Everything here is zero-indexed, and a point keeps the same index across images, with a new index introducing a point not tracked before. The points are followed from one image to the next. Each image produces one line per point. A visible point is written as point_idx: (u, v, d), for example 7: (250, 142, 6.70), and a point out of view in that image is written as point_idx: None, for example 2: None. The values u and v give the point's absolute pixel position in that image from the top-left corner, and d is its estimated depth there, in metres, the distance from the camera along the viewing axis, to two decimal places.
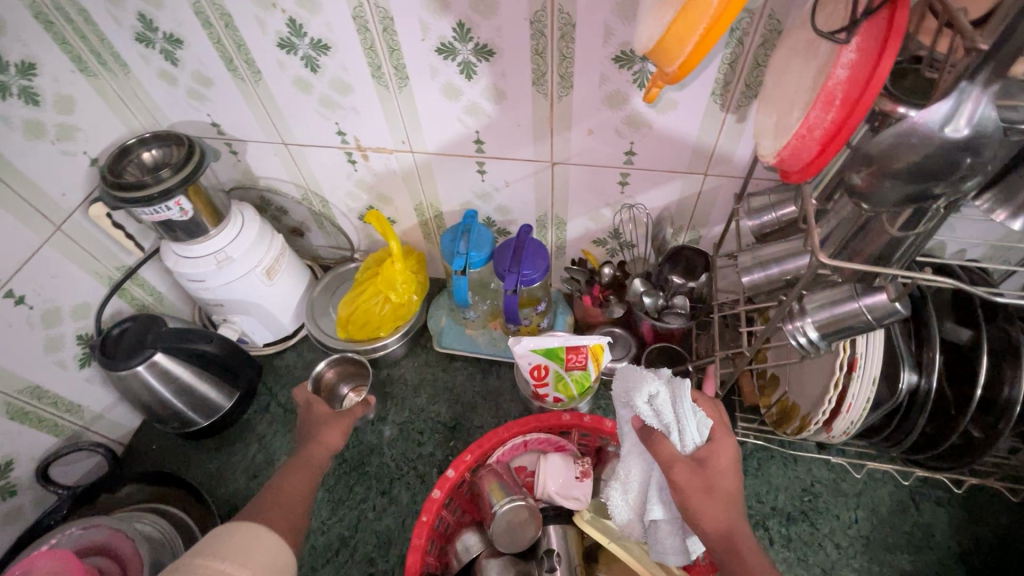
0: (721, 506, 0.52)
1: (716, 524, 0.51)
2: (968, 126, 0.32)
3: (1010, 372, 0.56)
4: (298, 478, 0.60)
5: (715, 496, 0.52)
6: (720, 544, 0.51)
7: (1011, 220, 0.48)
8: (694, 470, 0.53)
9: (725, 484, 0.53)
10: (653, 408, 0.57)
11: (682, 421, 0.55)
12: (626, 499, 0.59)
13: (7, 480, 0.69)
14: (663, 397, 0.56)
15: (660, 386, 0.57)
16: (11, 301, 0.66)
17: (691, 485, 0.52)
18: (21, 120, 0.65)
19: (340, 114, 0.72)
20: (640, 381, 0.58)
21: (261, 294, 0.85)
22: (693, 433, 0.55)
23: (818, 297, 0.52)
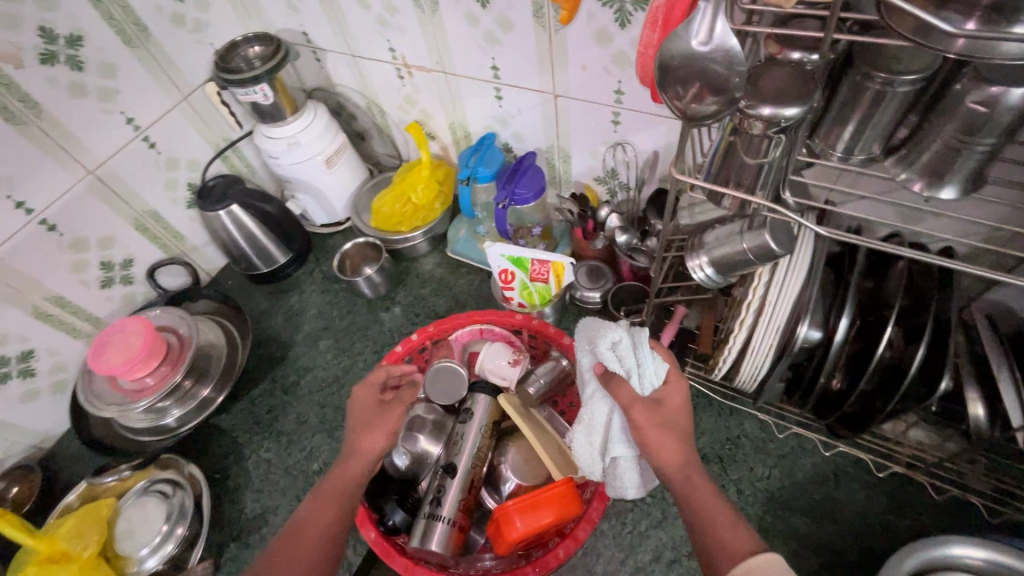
0: (674, 441, 0.57)
1: (672, 457, 0.57)
2: (703, 46, 0.41)
3: (920, 348, 0.56)
4: (328, 495, 0.63)
5: (668, 430, 0.58)
6: (677, 478, 0.56)
7: (916, 183, 0.49)
8: (649, 408, 0.58)
9: (677, 420, 0.59)
10: (615, 353, 0.60)
11: (641, 366, 0.59)
12: (589, 443, 0.63)
13: (129, 272, 0.96)
14: (624, 343, 0.60)
15: (623, 332, 0.60)
16: (146, 144, 0.92)
17: (648, 421, 0.57)
18: (169, 11, 0.89)
19: (391, 32, 0.87)
20: (602, 331, 0.61)
21: (320, 178, 1.05)
22: (650, 375, 0.60)
23: (714, 233, 0.57)
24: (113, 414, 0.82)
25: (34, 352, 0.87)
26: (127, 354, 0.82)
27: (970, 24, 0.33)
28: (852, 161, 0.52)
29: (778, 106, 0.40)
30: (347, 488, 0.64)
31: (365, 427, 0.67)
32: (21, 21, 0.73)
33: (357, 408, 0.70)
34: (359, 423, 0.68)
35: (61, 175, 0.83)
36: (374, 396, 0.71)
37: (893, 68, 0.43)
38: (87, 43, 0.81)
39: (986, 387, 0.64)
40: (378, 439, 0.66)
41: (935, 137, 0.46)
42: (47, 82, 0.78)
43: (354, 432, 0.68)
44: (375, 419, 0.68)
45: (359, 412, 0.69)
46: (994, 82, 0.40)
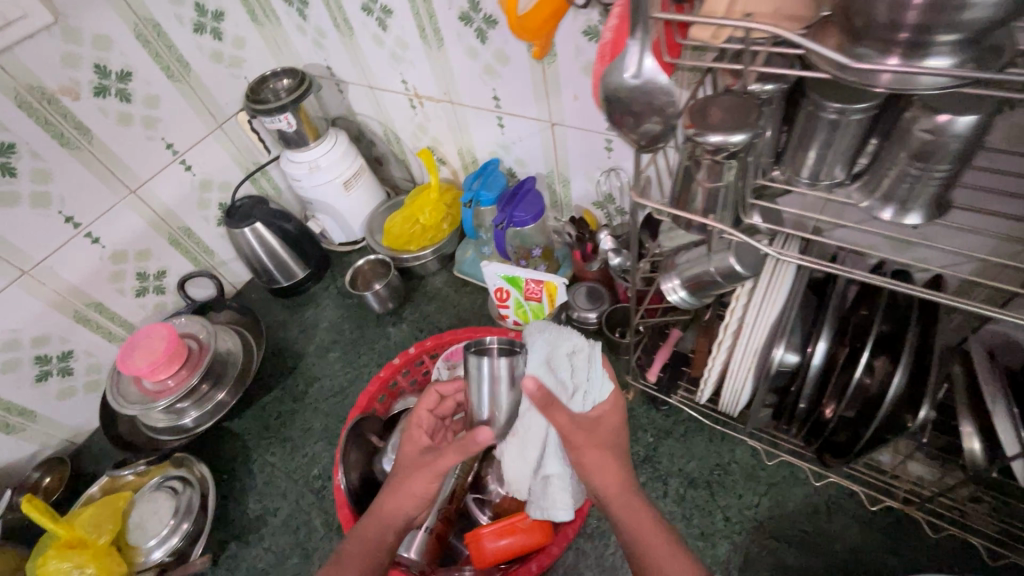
0: (612, 465, 0.58)
1: (611, 479, 0.58)
2: (635, 80, 0.41)
3: (898, 374, 0.55)
4: (357, 539, 0.59)
5: (606, 454, 0.58)
6: (616, 501, 0.57)
7: (883, 209, 0.49)
8: (587, 430, 0.58)
9: (613, 441, 0.60)
10: (570, 364, 0.57)
11: (588, 383, 0.58)
12: (523, 458, 0.59)
13: (162, 283, 1.05)
14: (581, 356, 0.58)
15: (581, 343, 0.58)
16: (183, 166, 1.01)
17: (587, 443, 0.57)
18: (209, 50, 0.99)
19: (403, 66, 0.94)
20: (560, 341, 0.57)
21: (339, 200, 1.12)
22: (594, 392, 0.58)
23: (685, 257, 0.59)
24: (135, 412, 0.89)
25: (73, 353, 0.95)
26: (151, 357, 0.89)
27: (892, 59, 0.34)
28: (819, 186, 0.52)
29: (724, 133, 0.42)
30: (375, 534, 0.59)
31: (401, 477, 0.60)
32: (80, 60, 0.83)
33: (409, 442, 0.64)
34: (398, 472, 0.61)
35: (107, 194, 0.92)
36: (420, 442, 0.63)
37: (847, 98, 0.44)
38: (135, 78, 0.91)
39: (982, 421, 0.61)
40: (406, 502, 0.59)
41: (892, 165, 0.47)
42: (99, 112, 0.88)
43: (395, 476, 0.62)
44: (413, 469, 0.60)
45: (406, 449, 0.64)
46: (941, 111, 0.41)
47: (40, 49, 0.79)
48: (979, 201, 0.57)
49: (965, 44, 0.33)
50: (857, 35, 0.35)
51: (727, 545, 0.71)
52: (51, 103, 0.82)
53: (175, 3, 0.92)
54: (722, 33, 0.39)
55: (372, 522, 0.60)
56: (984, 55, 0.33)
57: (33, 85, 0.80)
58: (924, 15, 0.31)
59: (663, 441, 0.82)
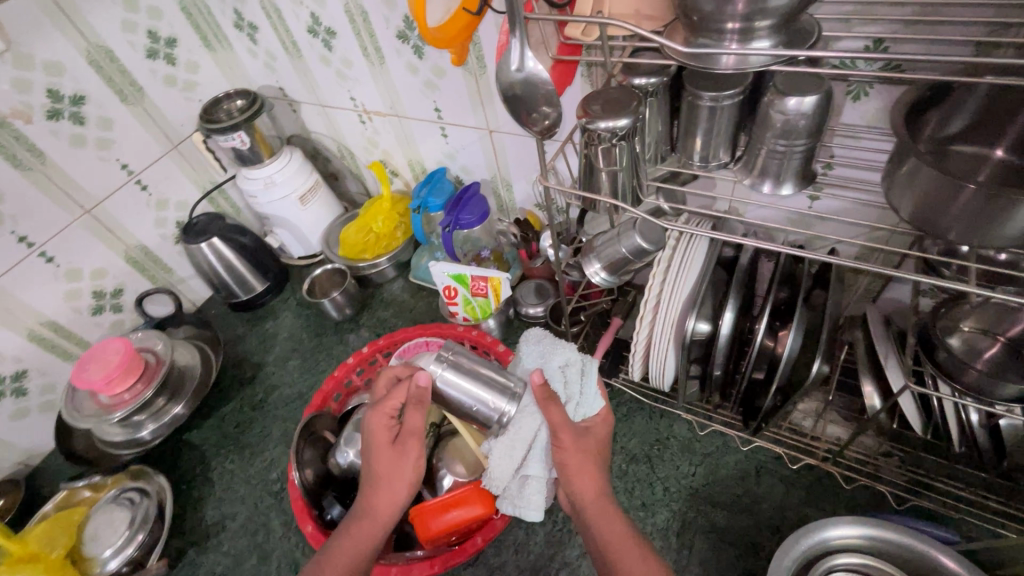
0: (592, 472, 0.62)
1: (590, 486, 0.61)
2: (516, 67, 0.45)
3: (792, 337, 0.62)
4: (358, 540, 0.61)
5: (589, 460, 0.62)
6: (593, 507, 0.61)
7: (762, 183, 0.56)
8: (573, 432, 0.62)
9: (596, 450, 0.64)
10: (564, 375, 0.65)
11: (581, 394, 0.66)
12: (510, 455, 0.62)
13: (119, 301, 1.07)
14: (574, 368, 0.66)
15: (575, 357, 0.67)
16: (139, 186, 1.05)
17: (574, 447, 0.61)
18: (162, 74, 1.03)
19: (350, 84, 0.99)
20: (557, 350, 0.66)
21: (295, 214, 1.16)
22: (586, 404, 0.66)
23: (602, 239, 0.64)
24: (90, 426, 0.90)
25: (27, 373, 0.96)
26: (105, 369, 0.90)
27: (729, 45, 0.40)
28: (710, 167, 0.59)
29: (611, 119, 0.48)
30: (378, 530, 0.62)
31: (386, 470, 0.62)
32: (33, 85, 0.86)
33: (379, 435, 0.63)
34: (379, 468, 0.62)
35: (61, 214, 0.94)
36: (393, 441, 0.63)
37: (715, 86, 0.51)
38: (88, 102, 0.94)
39: (878, 376, 0.67)
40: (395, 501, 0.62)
41: (761, 144, 0.53)
42: (52, 134, 0.90)
43: (375, 472, 0.62)
44: (395, 467, 0.62)
45: (378, 443, 0.63)
46: (789, 94, 0.48)
47: None
48: (854, 178, 0.64)
49: (783, 30, 0.39)
50: (701, 29, 0.42)
51: (665, 512, 0.76)
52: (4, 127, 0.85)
53: (126, 30, 0.96)
54: (592, 31, 0.51)
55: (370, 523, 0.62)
56: (800, 41, 0.40)
57: None
58: (746, 8, 0.37)
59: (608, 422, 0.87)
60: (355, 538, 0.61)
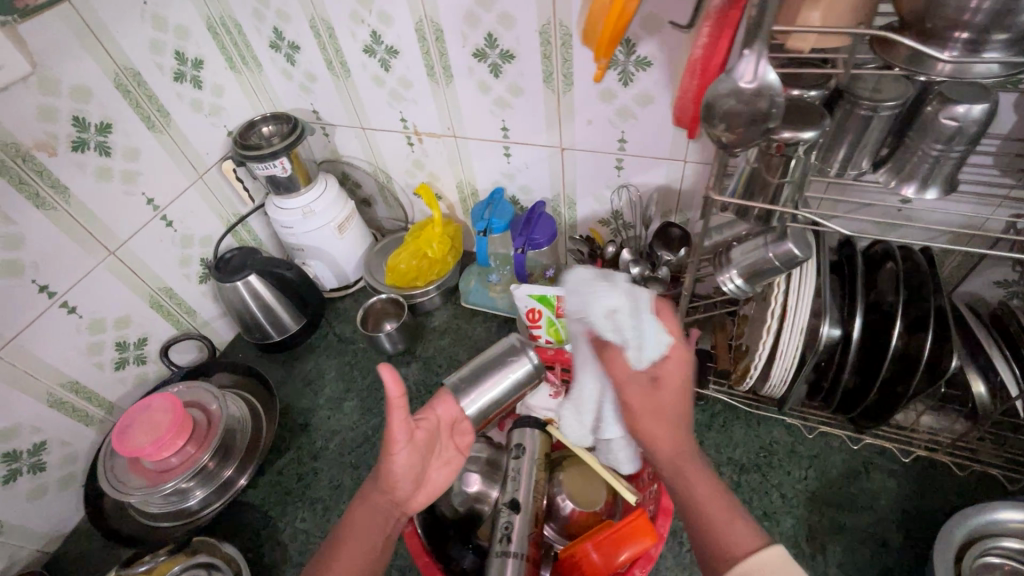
0: (668, 428, 0.58)
1: (666, 444, 0.58)
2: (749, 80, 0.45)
3: (927, 335, 0.64)
4: (358, 526, 0.57)
5: (662, 418, 0.59)
6: (668, 466, 0.58)
7: (908, 187, 0.58)
8: (642, 388, 0.60)
9: (672, 404, 0.59)
10: (611, 321, 0.61)
11: (640, 336, 0.59)
12: (580, 416, 0.70)
13: (142, 351, 0.94)
14: (623, 311, 0.60)
15: (620, 301, 0.61)
16: (164, 222, 0.94)
17: (643, 405, 0.60)
18: (189, 98, 0.94)
19: (404, 104, 0.95)
20: (597, 298, 0.61)
21: (332, 243, 1.08)
22: (646, 346, 0.59)
23: (742, 250, 0.63)
24: (138, 499, 0.78)
25: (46, 445, 0.82)
26: (154, 433, 0.80)
27: (956, 53, 0.42)
28: (846, 176, 0.61)
29: (796, 130, 0.49)
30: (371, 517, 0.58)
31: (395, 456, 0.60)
32: (58, 113, 0.76)
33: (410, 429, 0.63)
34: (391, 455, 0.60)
35: (84, 257, 0.83)
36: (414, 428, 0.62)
37: (877, 97, 0.53)
38: (115, 130, 0.84)
39: (983, 365, 0.72)
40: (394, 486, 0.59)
41: (916, 151, 0.56)
42: (77, 167, 0.80)
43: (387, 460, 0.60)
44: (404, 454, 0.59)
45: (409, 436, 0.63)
46: (959, 102, 0.50)
47: (13, 101, 0.71)
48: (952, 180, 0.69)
49: (1011, 42, 0.41)
50: (924, 38, 0.43)
51: (791, 519, 0.76)
52: (27, 160, 0.73)
53: (154, 52, 0.87)
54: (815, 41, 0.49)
55: (365, 508, 0.59)
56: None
57: (6, 141, 0.71)
58: (988, 16, 0.39)
59: (707, 434, 0.86)
60: (352, 523, 0.57)
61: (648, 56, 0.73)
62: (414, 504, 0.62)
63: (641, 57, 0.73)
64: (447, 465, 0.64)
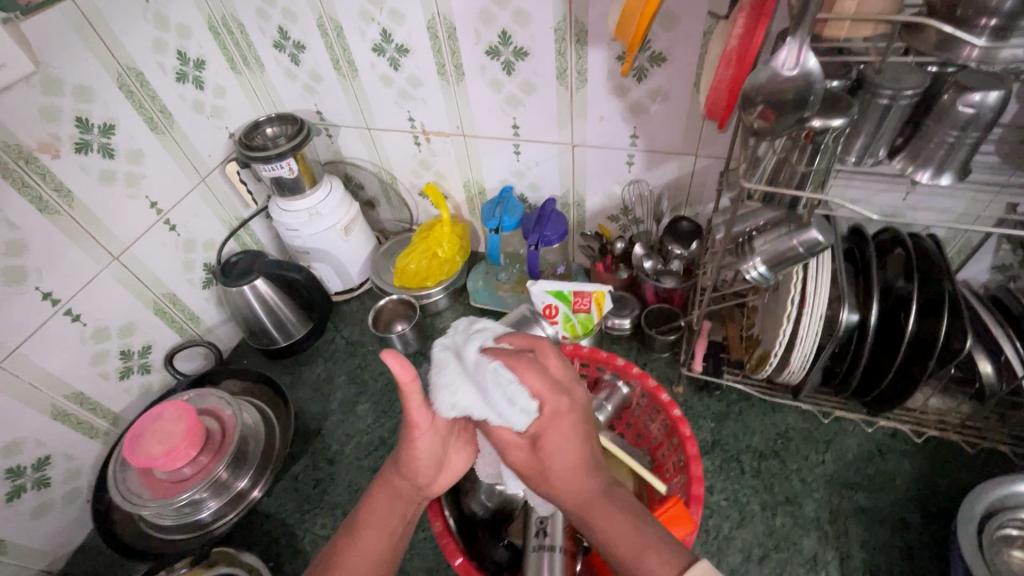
0: (564, 480, 0.51)
1: (568, 494, 0.52)
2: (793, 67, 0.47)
3: (942, 317, 0.67)
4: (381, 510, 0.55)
5: (554, 472, 0.52)
6: (576, 517, 0.52)
7: (923, 173, 0.60)
8: (523, 445, 0.53)
9: (559, 456, 0.51)
10: (459, 398, 0.51)
11: (499, 403, 0.50)
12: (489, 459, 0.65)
13: (147, 360, 0.91)
14: (473, 382, 0.51)
15: (462, 379, 0.51)
16: (167, 226, 0.91)
17: (527, 464, 0.53)
18: (191, 99, 0.92)
19: (412, 103, 0.95)
20: (438, 382, 0.52)
21: (339, 246, 1.07)
22: (509, 412, 0.50)
23: (765, 237, 0.64)
24: (152, 511, 0.76)
25: (51, 459, 0.79)
26: (168, 442, 0.77)
27: (983, 40, 0.44)
28: (863, 164, 0.63)
29: (826, 118, 0.51)
30: (394, 501, 0.56)
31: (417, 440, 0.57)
32: (61, 113, 0.73)
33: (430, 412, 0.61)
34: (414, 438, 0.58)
35: (88, 263, 0.80)
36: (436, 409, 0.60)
37: (897, 86, 0.55)
38: (118, 131, 0.81)
39: (990, 346, 0.75)
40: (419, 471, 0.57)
41: (932, 138, 0.58)
42: (81, 170, 0.77)
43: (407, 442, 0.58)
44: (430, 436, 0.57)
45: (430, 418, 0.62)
46: (975, 91, 0.53)
47: (16, 101, 0.68)
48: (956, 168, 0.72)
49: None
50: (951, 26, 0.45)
51: (812, 503, 0.77)
52: (30, 163, 0.71)
53: (157, 51, 0.85)
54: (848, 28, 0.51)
55: (385, 492, 0.57)
56: None
57: (9, 142, 0.68)
58: (1018, 5, 0.42)
59: (724, 423, 0.87)
60: (373, 507, 0.56)
61: (662, 52, 0.74)
62: (436, 488, 0.60)
63: (655, 52, 0.74)
64: (467, 448, 0.62)
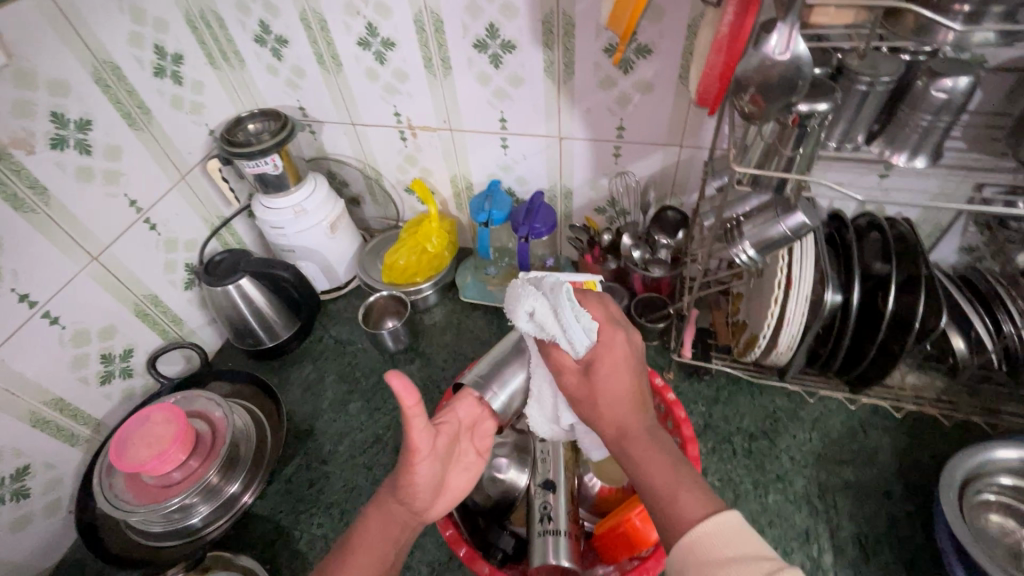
0: (609, 406, 0.56)
1: (608, 423, 0.56)
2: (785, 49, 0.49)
3: (919, 295, 0.70)
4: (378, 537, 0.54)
5: (601, 399, 0.57)
6: (615, 442, 0.55)
7: (899, 156, 0.63)
8: (579, 371, 0.59)
9: (609, 381, 0.57)
10: (536, 322, 0.60)
11: (568, 329, 0.58)
12: (542, 403, 0.66)
13: (128, 364, 0.89)
14: (545, 311, 0.59)
15: (540, 302, 0.60)
16: (148, 225, 0.89)
17: (578, 390, 0.58)
18: (169, 95, 0.90)
19: (398, 98, 0.94)
20: (520, 301, 0.61)
21: (325, 244, 1.06)
22: (576, 337, 0.58)
23: (755, 222, 0.66)
24: (141, 517, 0.74)
25: (30, 468, 0.76)
26: (157, 446, 0.75)
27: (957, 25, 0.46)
28: (843, 149, 0.66)
29: (811, 103, 0.53)
30: (392, 528, 0.55)
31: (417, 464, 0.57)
32: (36, 108, 0.71)
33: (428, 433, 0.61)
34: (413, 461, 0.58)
35: (65, 263, 0.77)
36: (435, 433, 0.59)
37: (875, 73, 0.57)
38: (95, 127, 0.79)
39: (963, 323, 0.78)
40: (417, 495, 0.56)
41: (908, 123, 0.61)
42: (57, 167, 0.74)
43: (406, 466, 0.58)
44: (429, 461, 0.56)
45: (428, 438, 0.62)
46: (947, 76, 0.56)
47: None
48: None
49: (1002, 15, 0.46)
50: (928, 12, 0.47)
51: (802, 479, 0.80)
52: (3, 159, 0.68)
53: (134, 45, 0.83)
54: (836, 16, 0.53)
55: (381, 518, 0.56)
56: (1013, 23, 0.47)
57: None
58: None
59: (714, 407, 0.89)
60: (369, 534, 0.55)
61: (648, 44, 0.76)
62: (433, 513, 0.59)
63: (641, 44, 0.76)
64: (467, 470, 0.62)
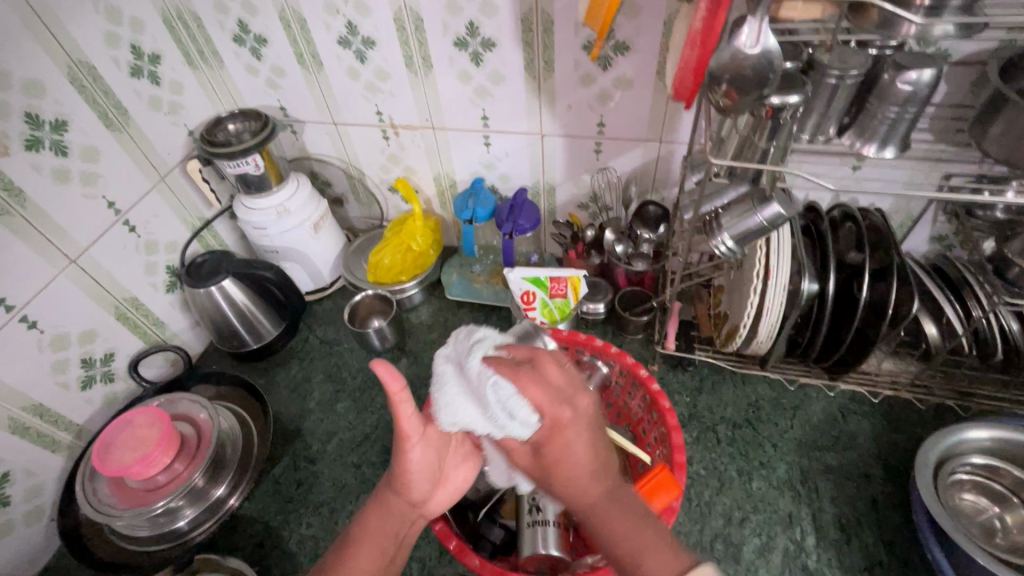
0: (575, 484, 0.53)
1: (580, 499, 0.53)
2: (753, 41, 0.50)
3: (891, 282, 0.72)
4: (378, 530, 0.55)
5: (564, 478, 0.53)
6: (587, 519, 0.53)
7: (869, 147, 0.65)
8: (530, 454, 0.54)
9: (567, 462, 0.53)
10: (462, 414, 0.52)
11: (501, 414, 0.51)
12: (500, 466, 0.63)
13: (110, 368, 0.87)
14: (474, 401, 0.52)
15: (463, 394, 0.52)
16: (127, 227, 0.88)
17: (534, 471, 0.55)
18: (147, 95, 0.89)
19: (380, 97, 0.95)
20: (440, 396, 0.53)
21: (308, 244, 1.05)
22: (514, 426, 0.51)
23: (733, 213, 0.67)
24: (126, 522, 0.73)
25: (9, 476, 0.74)
26: (141, 449, 0.75)
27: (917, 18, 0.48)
28: (816, 141, 0.68)
29: (783, 95, 0.54)
30: (392, 520, 0.55)
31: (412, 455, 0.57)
32: (9, 108, 0.70)
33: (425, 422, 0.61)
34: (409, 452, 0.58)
35: (42, 266, 0.76)
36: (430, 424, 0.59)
37: (844, 66, 0.59)
38: (71, 128, 0.78)
39: (935, 309, 0.81)
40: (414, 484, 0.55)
41: (877, 114, 0.63)
42: (33, 168, 0.73)
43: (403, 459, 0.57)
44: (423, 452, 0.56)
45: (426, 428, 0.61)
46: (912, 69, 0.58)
47: None
48: None
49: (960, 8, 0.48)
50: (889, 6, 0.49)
51: (784, 465, 0.82)
52: None
53: (109, 44, 0.82)
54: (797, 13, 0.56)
55: (380, 510, 0.56)
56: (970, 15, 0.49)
57: None
58: None
59: (698, 397, 0.91)
60: (369, 527, 0.55)
61: (626, 41, 0.77)
62: (434, 506, 0.58)
63: (619, 41, 0.77)
64: (466, 462, 0.61)
